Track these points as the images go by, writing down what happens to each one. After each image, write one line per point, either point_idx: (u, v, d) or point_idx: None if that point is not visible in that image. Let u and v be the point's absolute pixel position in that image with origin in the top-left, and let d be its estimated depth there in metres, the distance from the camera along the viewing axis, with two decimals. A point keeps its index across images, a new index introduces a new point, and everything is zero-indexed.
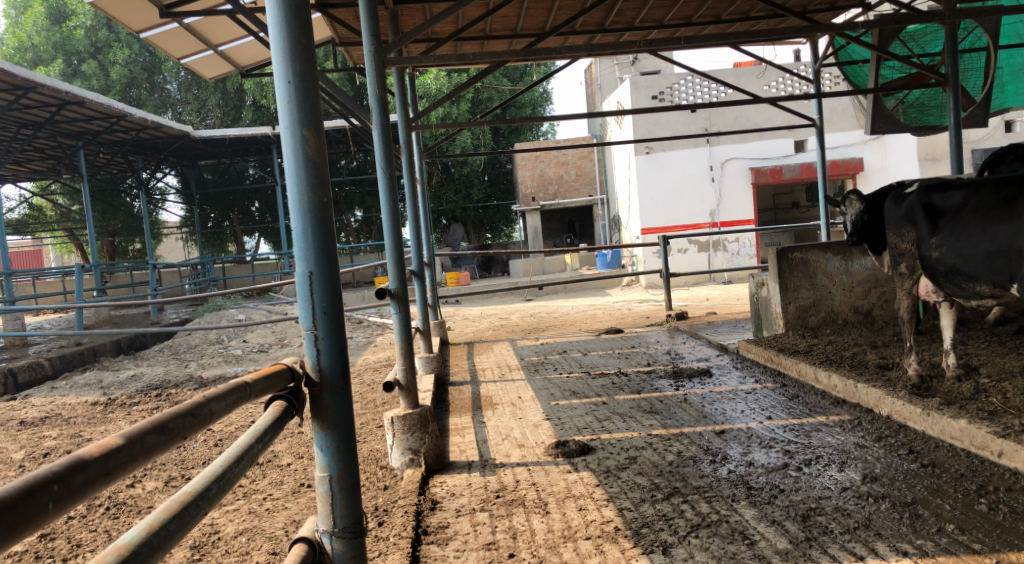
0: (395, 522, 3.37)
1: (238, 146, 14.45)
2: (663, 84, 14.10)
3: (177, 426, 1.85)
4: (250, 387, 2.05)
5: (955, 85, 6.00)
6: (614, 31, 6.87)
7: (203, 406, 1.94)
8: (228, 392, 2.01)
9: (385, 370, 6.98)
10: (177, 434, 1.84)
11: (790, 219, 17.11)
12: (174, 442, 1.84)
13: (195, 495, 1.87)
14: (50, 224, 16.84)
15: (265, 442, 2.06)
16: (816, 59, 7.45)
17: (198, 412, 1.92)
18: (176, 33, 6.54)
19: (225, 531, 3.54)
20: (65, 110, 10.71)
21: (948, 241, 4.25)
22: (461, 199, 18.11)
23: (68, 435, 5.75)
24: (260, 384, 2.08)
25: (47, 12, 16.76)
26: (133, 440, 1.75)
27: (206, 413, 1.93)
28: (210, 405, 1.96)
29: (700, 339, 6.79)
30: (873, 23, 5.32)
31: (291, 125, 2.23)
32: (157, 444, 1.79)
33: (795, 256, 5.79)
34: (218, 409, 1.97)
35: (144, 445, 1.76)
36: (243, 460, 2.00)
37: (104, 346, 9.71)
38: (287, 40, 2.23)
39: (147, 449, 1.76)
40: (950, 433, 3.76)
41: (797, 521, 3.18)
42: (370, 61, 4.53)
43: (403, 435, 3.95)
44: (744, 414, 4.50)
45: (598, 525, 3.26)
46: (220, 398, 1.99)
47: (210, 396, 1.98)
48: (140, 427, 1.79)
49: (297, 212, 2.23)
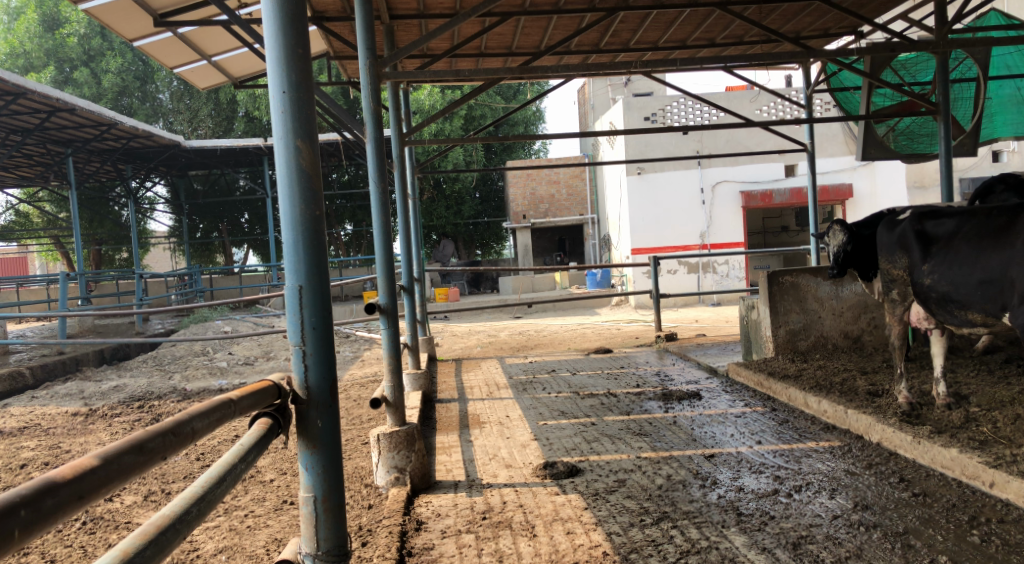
0: (378, 543, 3.29)
1: (230, 158, 14.41)
2: (655, 105, 14.23)
3: (157, 445, 1.80)
4: (235, 405, 2.01)
5: (946, 114, 6.01)
6: (609, 51, 6.87)
7: (185, 424, 1.89)
8: (211, 409, 1.96)
9: (371, 386, 6.91)
10: (157, 453, 1.79)
11: (779, 243, 17.19)
12: (154, 463, 1.78)
13: (173, 518, 1.81)
14: (37, 232, 16.73)
15: (248, 461, 2.02)
16: (808, 84, 7.46)
17: (179, 431, 1.86)
18: (169, 43, 6.50)
19: (204, 548, 3.47)
20: (55, 118, 10.63)
21: (940, 269, 4.24)
22: (452, 215, 18.14)
23: (46, 446, 5.65)
24: (245, 402, 2.03)
25: (40, 19, 16.72)
26: (109, 461, 1.69)
27: (187, 432, 1.88)
28: (192, 423, 1.90)
29: (688, 361, 6.77)
30: (866, 50, 5.34)
31: (285, 136, 2.20)
32: (135, 465, 1.73)
33: (785, 279, 5.78)
34: (201, 427, 1.92)
35: (118, 466, 1.70)
36: (226, 480, 1.95)
37: (87, 356, 9.58)
38: (284, 51, 2.19)
39: (125, 470, 1.71)
40: (941, 462, 3.72)
41: (788, 549, 3.13)
42: (364, 75, 4.50)
43: (389, 452, 3.87)
44: (733, 438, 4.46)
45: (586, 549, 3.21)
46: (203, 415, 1.94)
47: (192, 414, 1.92)
48: (117, 446, 1.74)
49: (288, 225, 2.19)
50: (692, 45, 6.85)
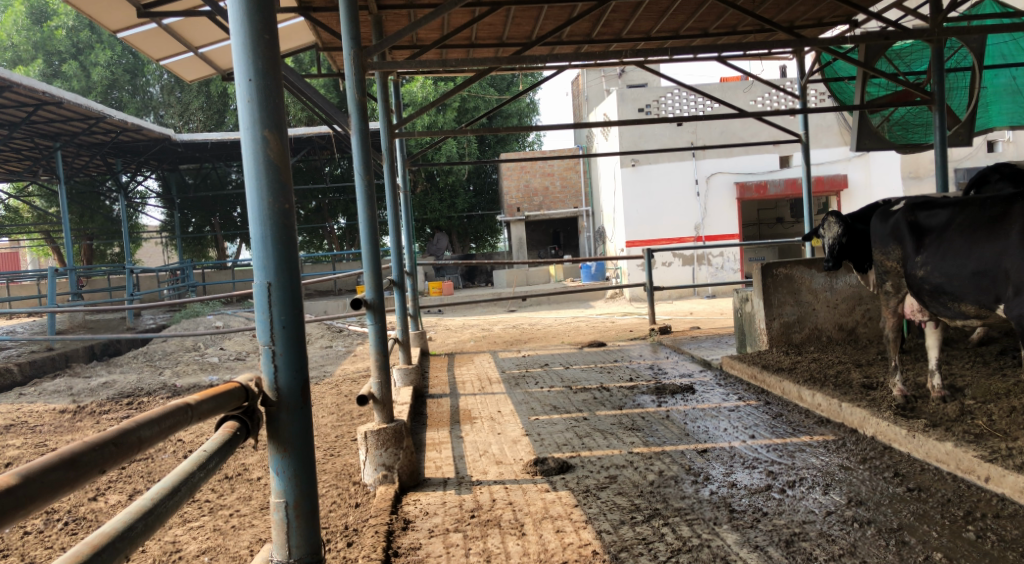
0: (365, 543, 3.23)
1: (221, 151, 14.27)
2: (649, 96, 14.12)
3: (91, 459, 1.70)
4: (192, 410, 1.94)
5: (942, 104, 5.94)
6: (601, 41, 6.80)
7: (130, 433, 1.81)
8: (160, 418, 1.89)
9: (362, 381, 6.84)
10: (92, 468, 1.69)
11: (774, 234, 17.15)
12: (88, 478, 1.69)
13: (113, 536, 1.73)
14: (27, 226, 16.63)
15: (208, 469, 1.96)
16: (802, 75, 7.38)
17: (121, 441, 1.78)
18: (153, 34, 6.41)
19: (187, 550, 3.40)
20: (42, 111, 10.50)
21: (933, 260, 4.17)
22: (446, 208, 17.96)
23: (33, 444, 5.57)
24: (205, 406, 1.97)
25: (27, 12, 16.92)
26: (33, 479, 1.59)
27: (132, 441, 1.80)
28: (138, 432, 1.83)
29: (682, 354, 6.71)
30: (861, 37, 5.26)
31: (252, 127, 2.13)
32: (66, 480, 1.64)
33: (779, 271, 5.73)
34: (148, 435, 1.85)
35: (45, 483, 1.60)
36: (178, 493, 1.88)
37: (76, 352, 9.51)
38: (249, 36, 2.12)
39: (54, 487, 1.62)
40: (935, 456, 3.67)
41: (780, 546, 3.08)
42: (350, 65, 4.40)
43: (376, 450, 3.81)
44: (727, 432, 4.41)
45: (575, 548, 3.15)
46: (151, 425, 1.86)
47: (139, 422, 1.85)
48: (45, 461, 1.64)
49: (256, 219, 2.12)
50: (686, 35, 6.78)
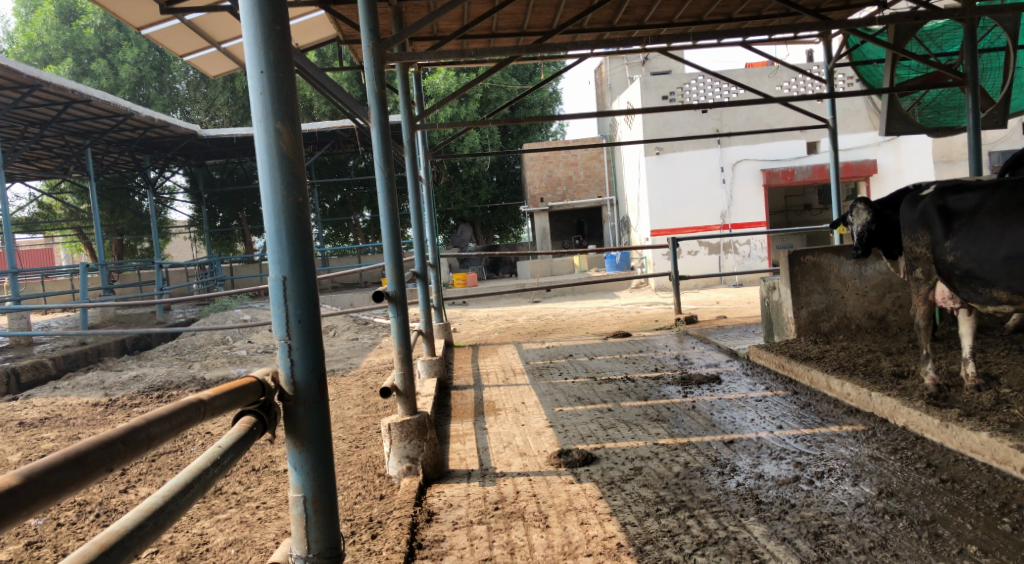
0: (388, 535, 3.23)
1: (246, 146, 14.33)
2: (674, 84, 13.99)
3: (98, 457, 1.71)
4: (204, 406, 1.94)
5: (974, 86, 5.79)
6: (623, 29, 6.73)
7: (139, 430, 1.81)
8: (172, 415, 1.89)
9: (388, 373, 6.86)
10: (98, 466, 1.70)
11: (802, 222, 16.95)
12: (94, 476, 1.70)
13: (123, 534, 1.74)
14: (60, 223, 16.93)
15: (222, 466, 1.97)
16: (830, 59, 7.24)
17: (131, 438, 1.78)
18: (177, 30, 6.44)
19: (214, 542, 3.42)
20: (72, 109, 10.63)
21: (963, 245, 4.08)
22: (470, 200, 18.04)
23: (66, 437, 5.65)
24: (219, 401, 1.97)
25: (57, 11, 17.12)
26: (36, 479, 1.61)
27: (141, 439, 1.80)
28: (149, 429, 1.83)
29: (709, 344, 6.63)
30: (890, 19, 5.13)
31: (264, 120, 2.12)
32: (70, 480, 1.65)
33: (806, 259, 5.64)
34: (159, 432, 1.85)
35: (48, 484, 1.62)
36: (191, 490, 1.90)
37: (108, 346, 9.65)
38: (260, 27, 2.11)
39: (58, 487, 1.63)
40: (970, 446, 3.59)
41: (809, 539, 3.03)
42: (368, 57, 4.36)
43: (400, 442, 3.80)
44: (754, 422, 4.35)
45: (600, 540, 3.13)
46: (162, 421, 1.87)
47: (149, 419, 1.85)
48: (50, 460, 1.66)
49: (271, 212, 2.12)
50: (710, 20, 6.68)
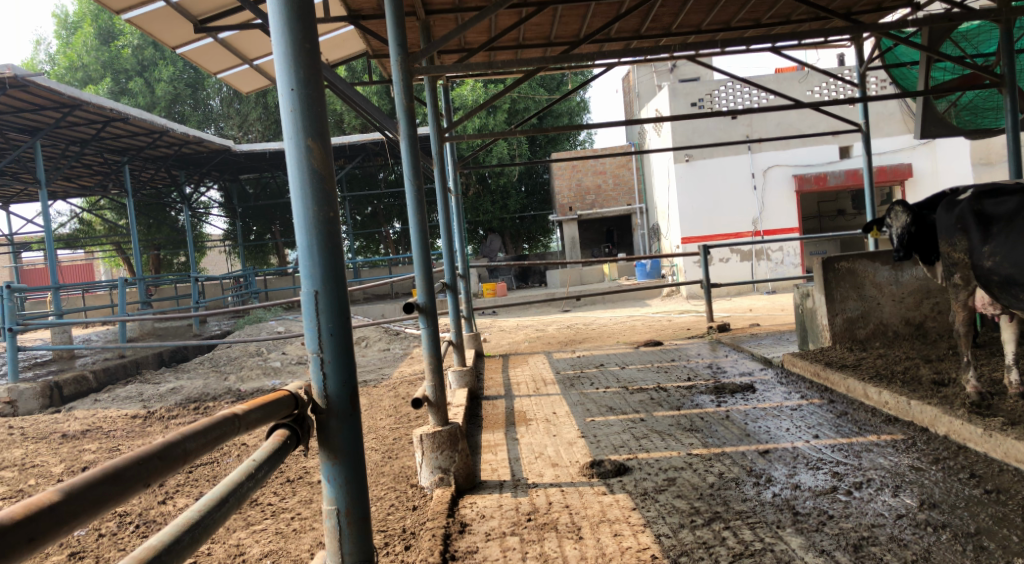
0: (422, 546, 3.26)
1: (278, 160, 14.51)
2: (703, 90, 13.93)
3: (134, 474, 1.74)
4: (239, 420, 1.97)
5: (1012, 86, 5.68)
6: (651, 36, 6.72)
7: (176, 446, 1.84)
8: (208, 430, 1.92)
9: (419, 384, 6.89)
10: (135, 483, 1.73)
11: (836, 227, 16.76)
12: (132, 492, 1.73)
13: (162, 547, 1.77)
14: (99, 238, 17.28)
15: (257, 479, 1.99)
16: (861, 62, 7.15)
17: (168, 454, 1.81)
18: (210, 48, 6.55)
19: (250, 553, 3.46)
20: (110, 127, 10.85)
21: (1003, 249, 4.00)
22: (498, 209, 18.03)
23: (107, 449, 5.75)
24: (253, 415, 2.00)
25: (96, 32, 17.47)
26: (74, 494, 1.64)
27: (177, 454, 1.83)
28: (185, 444, 1.86)
29: (742, 352, 6.56)
30: (925, 20, 5.05)
31: (295, 136, 2.15)
32: (109, 496, 1.68)
33: (841, 265, 5.56)
34: (195, 447, 1.88)
35: (88, 498, 1.65)
36: (228, 502, 1.92)
37: (146, 358, 9.82)
38: (291, 47, 2.15)
39: (97, 502, 1.66)
40: (1015, 456, 3.51)
41: (848, 551, 2.99)
42: (397, 71, 4.39)
43: (432, 453, 3.81)
44: (789, 432, 4.30)
45: (634, 552, 3.11)
46: (196, 435, 1.89)
47: (185, 434, 1.88)
48: (89, 476, 1.69)
49: (303, 228, 2.15)
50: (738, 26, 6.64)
